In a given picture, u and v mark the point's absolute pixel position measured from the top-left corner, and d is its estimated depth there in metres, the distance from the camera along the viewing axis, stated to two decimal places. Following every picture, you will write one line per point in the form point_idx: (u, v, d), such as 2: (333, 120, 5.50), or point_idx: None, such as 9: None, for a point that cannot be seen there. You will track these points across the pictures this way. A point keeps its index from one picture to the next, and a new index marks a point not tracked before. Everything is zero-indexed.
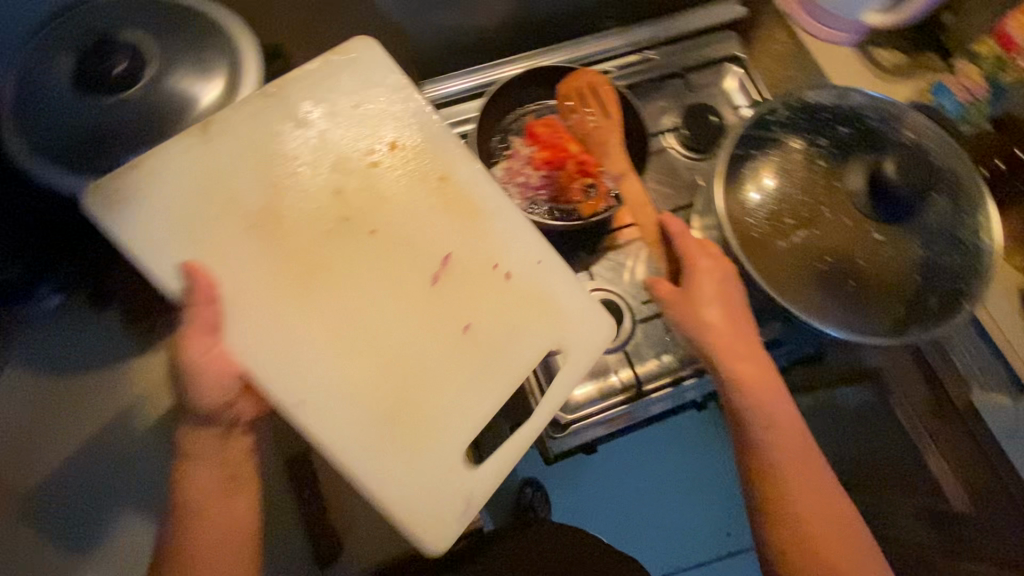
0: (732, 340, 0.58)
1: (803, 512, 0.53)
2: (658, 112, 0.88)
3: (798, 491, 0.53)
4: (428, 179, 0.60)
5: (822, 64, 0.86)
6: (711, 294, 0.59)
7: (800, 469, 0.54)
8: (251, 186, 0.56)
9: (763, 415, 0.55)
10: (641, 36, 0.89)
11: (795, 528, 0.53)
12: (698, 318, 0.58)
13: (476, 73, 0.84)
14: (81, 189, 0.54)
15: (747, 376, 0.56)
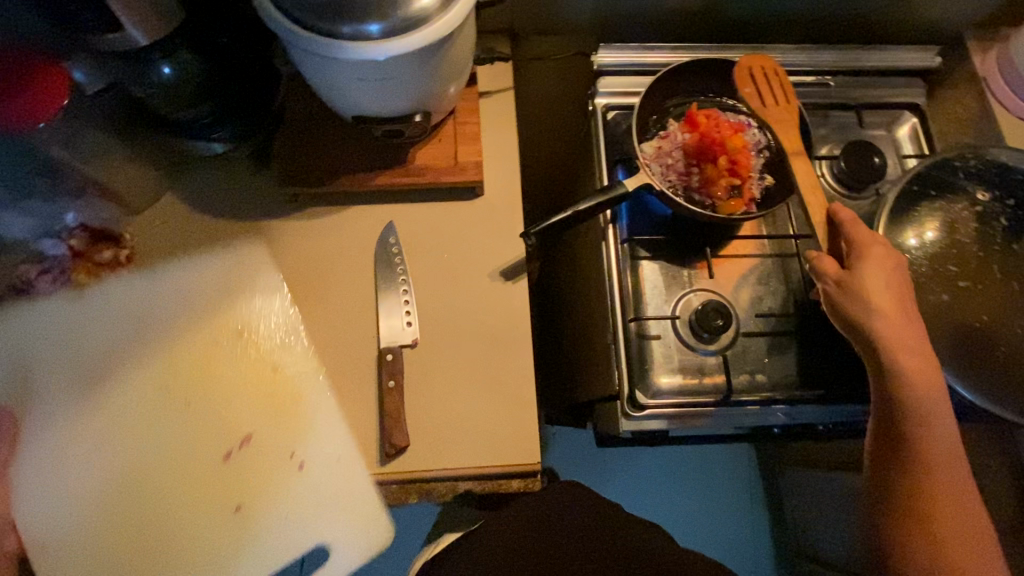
0: (906, 331, 0.60)
1: (939, 500, 0.57)
2: (817, 138, 0.86)
3: (938, 481, 0.57)
4: (232, 337, 0.71)
5: (1010, 137, 0.82)
6: (891, 285, 0.61)
7: (946, 459, 0.58)
8: (149, 335, 0.70)
9: (924, 406, 0.58)
10: (825, 59, 0.86)
11: (927, 512, 0.57)
12: (877, 306, 0.61)
13: (649, 51, 0.85)
14: (302, 46, 0.58)
15: (915, 367, 0.59)
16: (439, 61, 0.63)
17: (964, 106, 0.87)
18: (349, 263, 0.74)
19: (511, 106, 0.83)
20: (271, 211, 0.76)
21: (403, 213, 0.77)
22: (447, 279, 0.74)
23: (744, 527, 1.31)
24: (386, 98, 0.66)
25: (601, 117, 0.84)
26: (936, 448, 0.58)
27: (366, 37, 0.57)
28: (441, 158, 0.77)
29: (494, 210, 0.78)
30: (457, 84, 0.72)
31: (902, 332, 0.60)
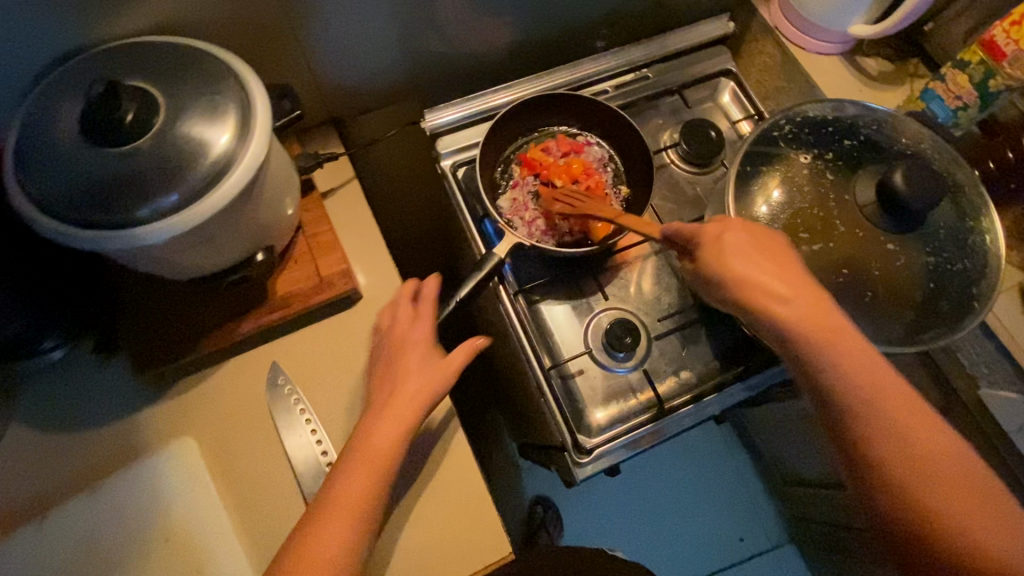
0: (808, 311, 0.54)
1: (910, 481, 0.50)
2: (656, 129, 0.89)
3: (898, 459, 0.51)
4: (160, 544, 0.64)
5: (812, 75, 0.87)
6: (768, 269, 0.56)
7: (902, 432, 0.51)
8: (54, 555, 0.62)
9: (848, 385, 0.52)
10: (636, 54, 0.89)
11: (899, 497, 0.51)
12: (767, 297, 0.56)
13: (473, 100, 0.84)
14: (97, 241, 0.52)
15: (829, 347, 0.53)
16: (257, 194, 0.61)
17: (768, 56, 0.93)
18: (250, 419, 0.70)
19: (359, 198, 0.81)
20: (141, 395, 0.70)
21: (288, 346, 0.74)
22: (358, 396, 0.72)
23: (734, 483, 1.31)
24: (218, 248, 0.62)
25: (452, 177, 0.82)
26: (883, 426, 0.51)
27: (175, 207, 0.53)
28: (304, 279, 0.73)
29: (379, 308, 0.77)
30: (293, 202, 0.69)
31: (799, 317, 0.54)
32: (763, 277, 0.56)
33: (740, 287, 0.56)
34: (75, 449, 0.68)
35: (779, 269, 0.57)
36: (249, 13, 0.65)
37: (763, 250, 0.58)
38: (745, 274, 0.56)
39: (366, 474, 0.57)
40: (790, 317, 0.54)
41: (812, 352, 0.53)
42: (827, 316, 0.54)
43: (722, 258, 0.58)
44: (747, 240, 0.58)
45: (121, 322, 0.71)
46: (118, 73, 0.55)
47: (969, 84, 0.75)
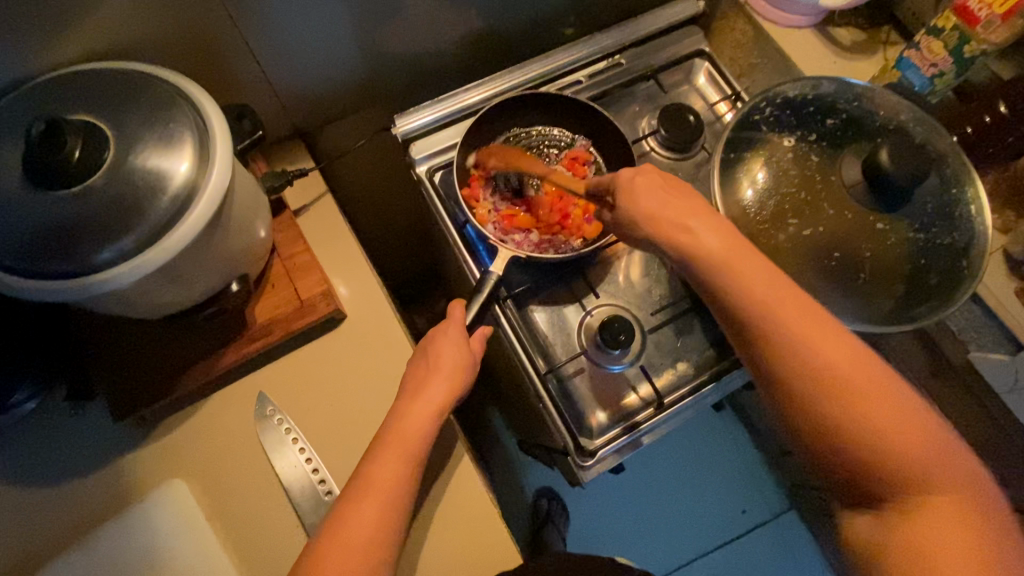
0: (721, 245, 0.53)
1: (825, 403, 0.47)
2: (633, 116, 0.86)
3: (811, 381, 0.48)
4: None
5: (787, 50, 0.85)
6: (687, 208, 0.55)
7: (823, 359, 0.48)
8: None
9: (765, 319, 0.50)
10: (606, 42, 0.86)
11: (814, 420, 0.48)
12: (676, 227, 0.55)
13: (444, 101, 0.81)
14: (57, 288, 0.49)
15: (747, 277, 0.51)
16: (224, 222, 0.57)
17: (740, 33, 0.91)
18: (241, 454, 0.68)
19: (333, 213, 0.79)
20: (125, 439, 0.67)
21: (273, 374, 0.71)
22: (353, 421, 0.70)
23: (732, 458, 1.31)
24: (191, 282, 0.59)
25: (429, 183, 0.79)
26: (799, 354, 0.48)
27: (138, 246, 0.50)
28: (284, 304, 0.70)
29: (365, 326, 0.74)
30: (265, 225, 0.66)
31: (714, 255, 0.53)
32: (678, 216, 0.55)
33: (653, 224, 0.56)
34: (57, 503, 0.64)
35: (693, 210, 0.56)
36: (198, 30, 0.62)
37: (675, 193, 0.57)
38: (655, 213, 0.56)
39: (376, 507, 0.56)
40: (701, 251, 0.53)
41: (731, 284, 0.51)
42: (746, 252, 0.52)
43: (636, 200, 0.57)
44: (656, 186, 0.57)
45: (96, 364, 0.67)
46: (62, 108, 0.51)
47: (944, 49, 0.73)
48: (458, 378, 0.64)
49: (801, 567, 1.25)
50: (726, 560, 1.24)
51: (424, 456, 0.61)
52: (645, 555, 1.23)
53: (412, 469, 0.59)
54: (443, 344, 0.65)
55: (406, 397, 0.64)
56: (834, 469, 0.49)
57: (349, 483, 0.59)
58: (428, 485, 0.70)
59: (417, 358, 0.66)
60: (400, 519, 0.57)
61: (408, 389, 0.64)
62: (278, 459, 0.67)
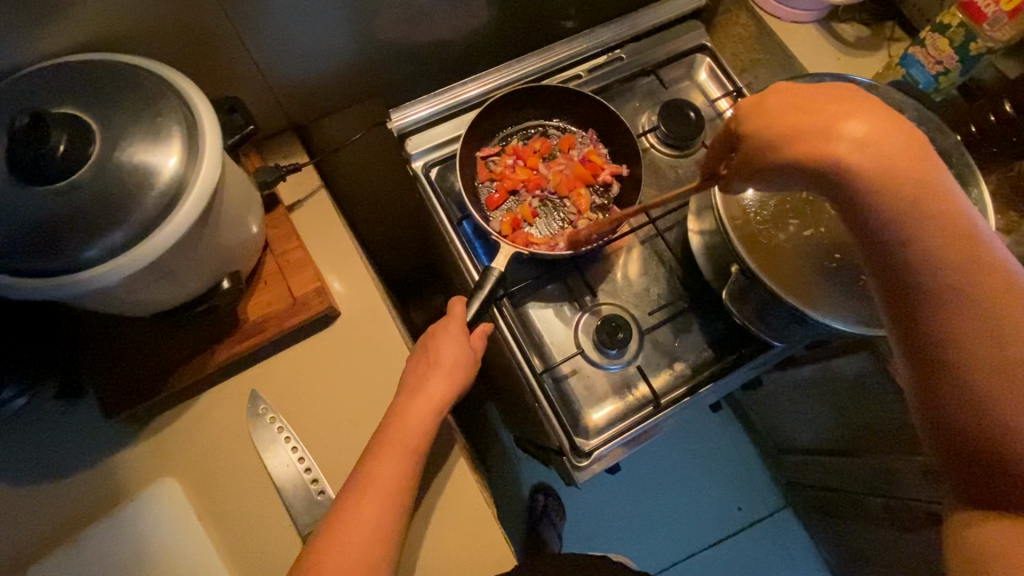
0: (886, 155, 0.40)
1: (988, 355, 0.40)
2: (633, 112, 0.84)
3: (980, 324, 0.40)
4: None
5: (790, 46, 0.83)
6: (849, 112, 0.41)
7: (987, 305, 0.40)
8: None
9: (936, 257, 0.41)
10: (607, 36, 0.85)
11: (956, 371, 0.41)
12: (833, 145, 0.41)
13: (442, 96, 0.80)
14: (44, 287, 0.48)
15: (909, 188, 0.40)
16: (215, 217, 0.56)
17: (742, 28, 0.89)
18: (233, 452, 0.67)
19: (327, 208, 0.78)
20: (116, 435, 0.67)
21: (266, 372, 0.70)
22: (347, 419, 0.69)
23: (728, 455, 1.31)
24: (181, 278, 0.58)
25: (425, 179, 0.78)
26: (973, 312, 0.40)
27: (125, 243, 0.49)
28: (277, 301, 0.69)
29: (359, 324, 0.74)
30: (257, 220, 0.65)
31: (881, 163, 0.40)
32: (826, 122, 0.41)
33: (792, 141, 0.42)
34: (49, 500, 0.64)
35: (855, 116, 0.42)
36: (189, 22, 0.60)
37: (825, 97, 0.42)
38: (793, 125, 0.42)
39: (374, 504, 0.56)
40: (858, 169, 0.41)
41: (885, 200, 0.41)
42: (921, 161, 0.41)
43: (770, 114, 0.43)
44: (798, 90, 0.43)
45: (87, 360, 0.67)
46: (48, 102, 0.50)
47: (950, 47, 0.72)
48: (457, 374, 0.64)
49: (794, 565, 1.25)
50: (720, 558, 1.24)
51: (423, 455, 0.60)
52: (639, 552, 1.23)
53: (412, 468, 0.59)
54: (444, 339, 0.64)
55: (403, 394, 0.63)
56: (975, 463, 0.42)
57: (349, 480, 0.58)
58: (422, 483, 0.70)
59: (417, 356, 0.66)
60: (398, 521, 0.56)
61: (407, 386, 0.64)
62: (272, 459, 0.66)
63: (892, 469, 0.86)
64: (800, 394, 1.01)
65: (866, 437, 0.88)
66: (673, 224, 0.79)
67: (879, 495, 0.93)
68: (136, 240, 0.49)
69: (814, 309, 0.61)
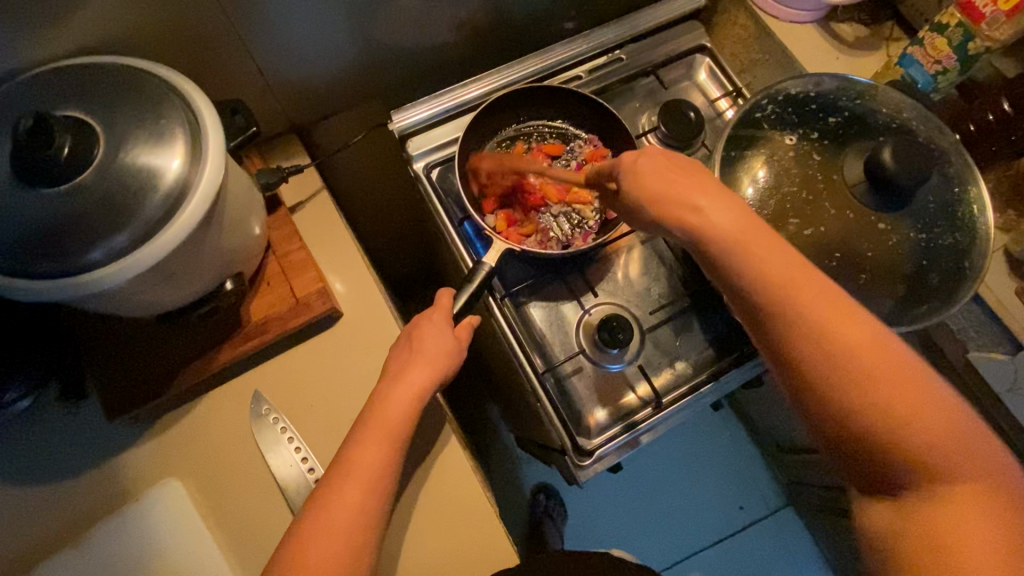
0: (730, 224, 0.49)
1: (831, 378, 0.45)
2: (633, 113, 0.85)
3: (840, 382, 0.45)
4: None
5: (790, 46, 0.84)
6: (693, 185, 0.51)
7: (825, 344, 0.45)
8: None
9: (777, 301, 0.47)
10: (607, 37, 0.85)
11: (832, 419, 0.46)
12: (682, 209, 0.50)
13: (442, 97, 0.80)
14: (45, 289, 0.49)
15: (758, 258, 0.48)
16: (219, 217, 0.57)
17: (742, 28, 0.90)
18: (236, 454, 0.67)
19: (328, 209, 0.78)
20: (119, 436, 0.67)
21: (268, 373, 0.71)
22: (350, 420, 0.69)
23: (728, 453, 1.31)
24: (183, 280, 0.58)
25: (426, 179, 0.78)
26: (809, 344, 0.46)
27: (130, 245, 0.49)
28: (279, 302, 0.70)
29: (361, 325, 0.74)
30: (259, 222, 0.66)
31: (715, 227, 0.49)
32: (683, 193, 0.50)
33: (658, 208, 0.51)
34: (52, 501, 0.64)
35: (699, 184, 0.51)
36: (191, 26, 0.61)
37: (685, 170, 0.52)
38: (658, 193, 0.51)
39: (358, 490, 0.56)
40: (706, 233, 0.49)
41: (739, 271, 0.48)
42: (767, 242, 0.48)
43: (640, 180, 0.53)
44: (664, 162, 0.53)
45: (89, 362, 0.67)
46: (52, 106, 0.50)
47: (949, 46, 0.72)
48: (441, 363, 0.63)
49: (794, 564, 1.25)
50: (719, 557, 1.25)
51: (406, 442, 0.60)
52: (641, 551, 1.24)
53: (395, 454, 0.59)
54: (429, 329, 0.64)
55: (387, 380, 0.63)
56: (863, 466, 0.47)
57: (330, 469, 0.58)
58: (422, 482, 0.70)
59: (400, 342, 0.66)
60: (379, 513, 0.56)
61: (389, 373, 0.64)
62: (274, 460, 0.67)
63: None
64: None
65: None
66: None
67: None
68: (136, 242, 0.49)
69: None
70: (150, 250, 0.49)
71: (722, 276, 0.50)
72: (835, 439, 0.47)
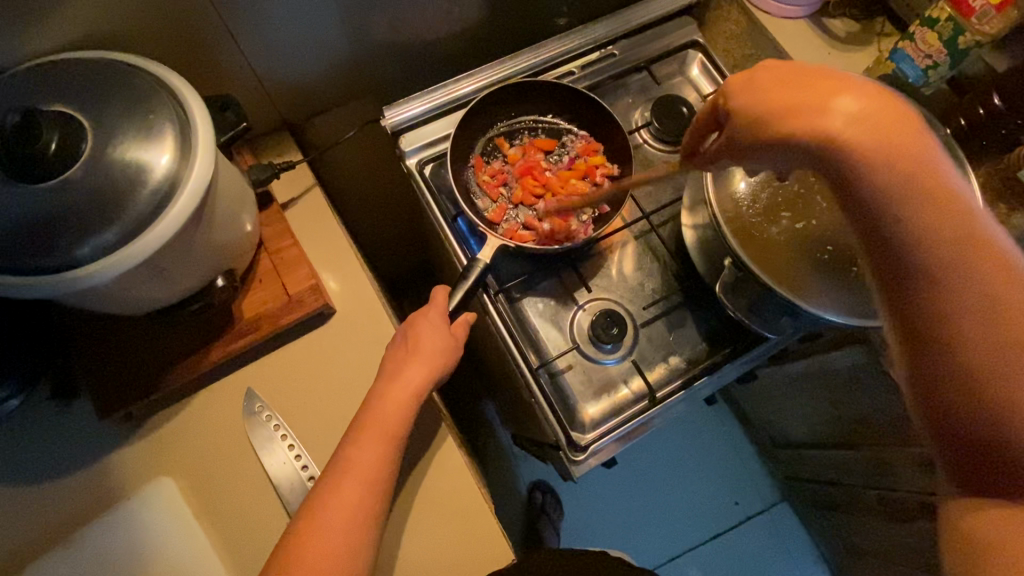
0: (886, 146, 0.38)
1: (980, 352, 0.37)
2: (625, 109, 0.85)
3: (985, 349, 0.37)
4: None
5: (781, 41, 0.84)
6: (841, 89, 0.39)
7: (979, 308, 0.37)
8: None
9: (925, 253, 0.38)
10: (599, 32, 0.85)
11: (963, 394, 0.38)
12: (820, 122, 0.39)
13: (435, 93, 0.80)
14: (32, 286, 0.48)
15: (912, 195, 0.37)
16: (210, 214, 0.56)
17: (734, 24, 0.90)
18: (229, 452, 0.67)
19: (321, 206, 0.78)
20: (112, 434, 0.66)
21: (261, 370, 0.70)
22: (342, 416, 0.69)
23: (724, 449, 1.31)
24: (174, 277, 0.58)
25: (419, 175, 0.78)
26: (957, 307, 0.37)
27: (118, 241, 0.49)
28: (271, 298, 0.69)
29: (354, 322, 0.74)
30: (251, 219, 0.65)
31: (867, 147, 0.38)
32: (821, 101, 0.39)
33: (785, 115, 0.39)
34: (43, 501, 0.64)
35: (845, 90, 0.39)
36: (181, 21, 0.60)
37: (824, 73, 0.40)
38: (787, 101, 0.39)
39: (356, 488, 0.56)
40: (846, 152, 0.38)
41: (879, 201, 0.38)
42: (930, 175, 0.38)
43: (762, 90, 0.41)
44: (796, 66, 0.41)
45: (81, 360, 0.66)
46: (39, 100, 0.50)
47: (938, 41, 0.73)
48: (438, 361, 0.63)
49: (790, 559, 1.26)
50: (716, 553, 1.25)
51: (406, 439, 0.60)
52: (638, 548, 1.24)
53: (394, 453, 0.59)
54: (424, 327, 0.64)
55: (384, 379, 0.63)
56: (977, 458, 0.38)
57: (328, 469, 0.58)
58: (417, 480, 0.70)
59: (397, 342, 0.65)
60: (379, 509, 0.57)
61: (386, 372, 0.64)
62: (267, 459, 0.66)
63: (887, 461, 0.86)
64: (796, 386, 1.01)
65: (861, 429, 0.89)
66: (666, 219, 0.80)
67: (875, 487, 0.94)
68: (121, 239, 0.49)
69: (809, 303, 0.61)
70: (138, 246, 0.49)
71: (859, 217, 0.39)
72: (960, 428, 0.39)
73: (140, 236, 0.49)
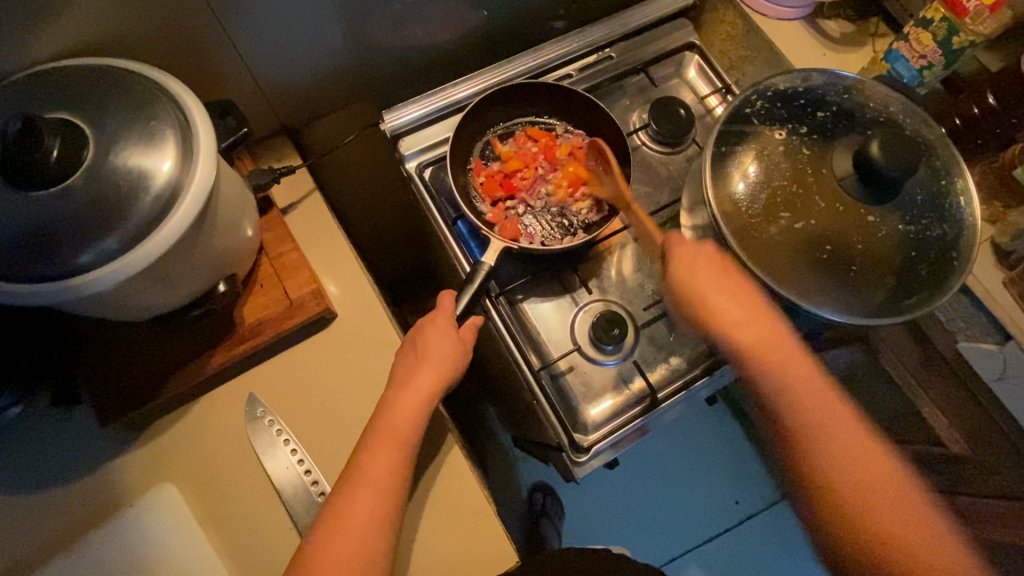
0: (743, 318, 0.61)
1: (817, 457, 0.55)
2: (623, 111, 0.85)
3: (815, 454, 0.55)
4: None
5: (776, 43, 0.84)
6: (721, 279, 0.62)
7: (810, 424, 0.56)
8: None
9: (774, 385, 0.58)
10: (597, 35, 0.85)
11: (819, 495, 0.55)
12: (708, 303, 0.61)
13: (433, 96, 0.80)
14: (32, 292, 0.48)
15: (767, 357, 0.59)
16: (210, 220, 0.56)
17: (730, 25, 0.91)
18: (231, 458, 0.67)
19: (321, 210, 0.78)
20: (113, 441, 0.66)
21: (263, 375, 0.70)
22: (344, 420, 0.69)
23: (723, 448, 1.32)
24: (175, 284, 0.58)
25: (419, 179, 0.78)
26: (790, 422, 0.57)
27: (120, 248, 0.49)
28: (272, 303, 0.69)
29: (355, 325, 0.74)
30: (252, 223, 0.65)
31: (732, 325, 0.61)
32: (709, 289, 0.62)
33: (686, 298, 0.63)
34: (44, 509, 0.63)
35: (726, 277, 0.62)
36: (180, 27, 0.60)
37: (711, 262, 0.63)
38: (689, 283, 0.62)
39: (370, 496, 0.56)
40: (727, 322, 0.61)
41: (738, 353, 0.60)
42: (769, 335, 0.60)
43: (676, 268, 0.63)
44: (700, 253, 0.63)
45: (82, 367, 0.66)
46: (39, 107, 0.50)
47: (932, 41, 0.73)
48: (446, 366, 0.63)
49: (790, 557, 1.26)
50: (716, 552, 1.25)
51: (415, 444, 0.60)
52: (639, 548, 1.24)
53: (406, 461, 0.59)
54: (432, 332, 0.64)
55: (393, 386, 0.63)
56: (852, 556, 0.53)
57: (341, 478, 0.58)
58: (420, 482, 0.70)
59: (405, 348, 0.66)
60: (393, 515, 0.57)
61: (398, 378, 0.64)
62: (270, 464, 0.66)
63: None
64: None
65: None
66: (665, 221, 0.80)
67: None
68: (123, 245, 0.49)
69: (810, 302, 0.62)
70: (140, 253, 0.49)
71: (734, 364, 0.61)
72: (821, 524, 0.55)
73: (139, 243, 0.49)
